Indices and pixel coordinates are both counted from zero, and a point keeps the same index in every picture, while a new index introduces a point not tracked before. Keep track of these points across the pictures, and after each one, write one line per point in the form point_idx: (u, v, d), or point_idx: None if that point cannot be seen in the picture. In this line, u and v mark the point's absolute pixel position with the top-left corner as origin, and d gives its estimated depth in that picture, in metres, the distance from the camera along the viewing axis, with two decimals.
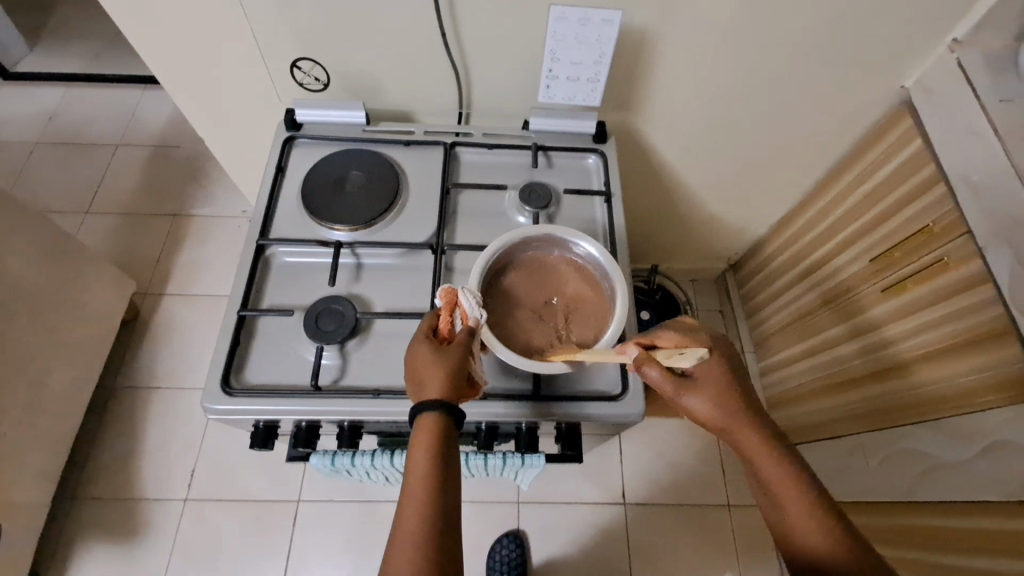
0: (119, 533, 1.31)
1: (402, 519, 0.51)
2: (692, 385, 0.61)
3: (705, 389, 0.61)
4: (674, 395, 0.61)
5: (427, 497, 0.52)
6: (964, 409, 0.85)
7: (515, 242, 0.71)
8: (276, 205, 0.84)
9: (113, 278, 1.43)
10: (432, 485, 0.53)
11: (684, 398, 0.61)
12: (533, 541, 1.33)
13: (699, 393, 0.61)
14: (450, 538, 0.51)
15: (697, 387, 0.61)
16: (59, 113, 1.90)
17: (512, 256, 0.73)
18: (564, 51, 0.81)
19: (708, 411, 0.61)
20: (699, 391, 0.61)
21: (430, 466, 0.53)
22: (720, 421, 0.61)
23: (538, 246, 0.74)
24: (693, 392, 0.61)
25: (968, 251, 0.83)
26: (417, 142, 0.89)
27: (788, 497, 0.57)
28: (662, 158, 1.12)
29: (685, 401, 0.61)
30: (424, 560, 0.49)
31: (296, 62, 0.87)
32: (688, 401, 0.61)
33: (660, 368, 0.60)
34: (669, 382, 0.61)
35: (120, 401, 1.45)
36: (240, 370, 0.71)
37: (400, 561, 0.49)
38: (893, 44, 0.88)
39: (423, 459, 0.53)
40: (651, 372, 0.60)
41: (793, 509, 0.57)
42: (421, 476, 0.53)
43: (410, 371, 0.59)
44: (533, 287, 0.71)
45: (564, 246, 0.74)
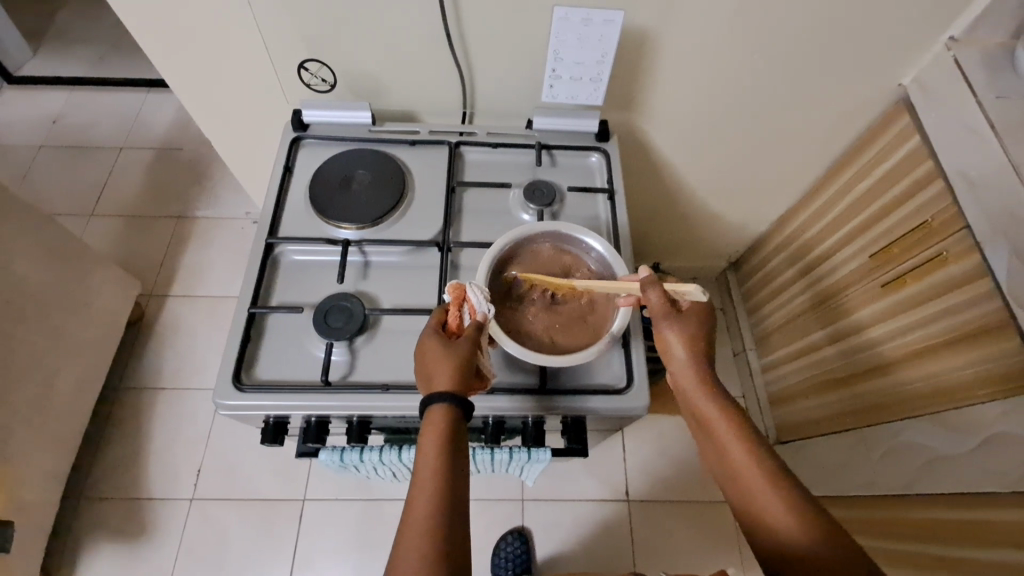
0: (126, 532, 1.32)
1: (412, 509, 0.52)
2: (676, 322, 0.65)
3: (686, 329, 0.65)
4: (657, 326, 0.66)
5: (437, 489, 0.53)
6: (965, 402, 0.86)
7: (527, 236, 0.73)
8: (284, 204, 0.85)
9: (119, 279, 1.44)
10: (440, 475, 0.54)
11: (665, 328, 0.65)
12: (537, 537, 1.34)
13: (679, 330, 0.65)
14: (459, 529, 0.52)
15: (680, 323, 0.65)
16: (63, 116, 1.91)
17: (519, 251, 0.74)
18: (568, 51, 0.83)
19: (682, 351, 0.64)
20: (680, 331, 0.65)
21: (440, 458, 0.54)
22: (689, 367, 0.64)
23: (549, 241, 0.75)
24: (675, 327, 0.65)
25: (967, 245, 0.84)
26: (422, 141, 0.91)
27: (736, 449, 0.59)
28: (662, 156, 1.13)
29: (665, 331, 0.65)
30: (436, 549, 0.50)
31: (303, 64, 0.88)
32: (670, 335, 0.65)
33: (662, 292, 0.65)
34: (660, 309, 0.65)
35: (126, 402, 1.46)
36: (251, 366, 0.72)
37: (411, 550, 0.50)
38: (891, 42, 0.89)
39: (432, 449, 0.54)
40: (654, 295, 0.66)
41: (740, 460, 0.58)
42: (431, 467, 0.54)
43: (420, 365, 0.60)
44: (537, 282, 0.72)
45: (575, 244, 0.75)
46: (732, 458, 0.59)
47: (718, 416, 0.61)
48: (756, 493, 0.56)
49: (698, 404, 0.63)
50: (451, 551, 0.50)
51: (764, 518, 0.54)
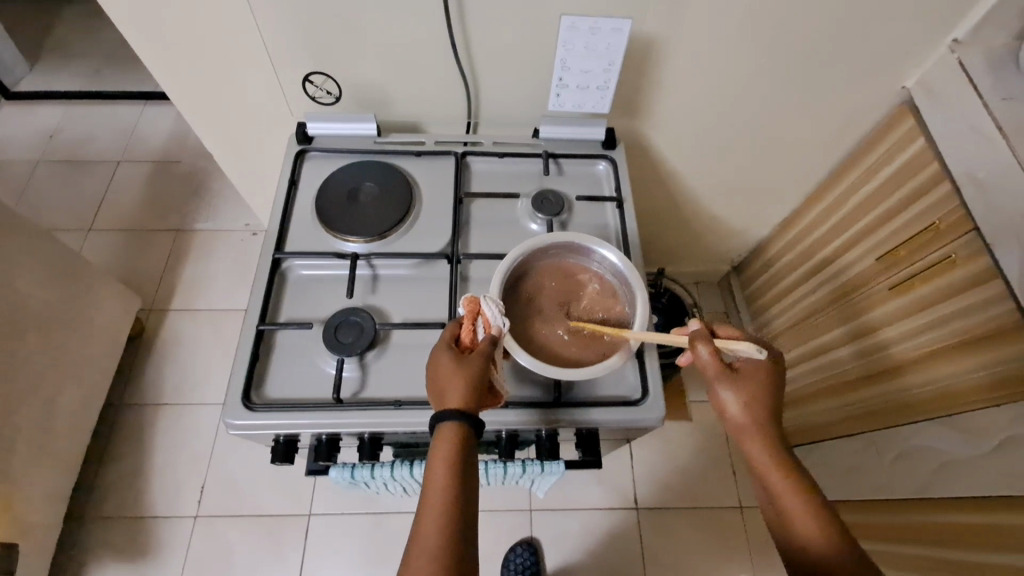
0: (130, 551, 1.30)
1: (422, 522, 0.51)
2: (734, 378, 0.63)
3: (745, 386, 0.63)
4: (714, 382, 0.64)
5: (445, 511, 0.51)
6: (976, 404, 0.85)
7: (595, 251, 0.73)
8: (290, 219, 0.84)
9: (119, 294, 1.43)
10: (453, 479, 0.53)
11: (720, 389, 0.64)
12: (547, 548, 1.32)
13: (737, 388, 0.63)
14: (468, 551, 0.51)
15: (738, 382, 0.63)
16: (59, 130, 1.90)
17: (555, 255, 0.74)
18: (574, 60, 0.82)
19: (740, 408, 0.63)
20: (738, 386, 0.63)
21: (453, 455, 0.54)
22: (744, 421, 0.63)
23: (612, 275, 0.73)
24: (732, 385, 0.63)
25: (975, 247, 0.84)
26: (428, 152, 0.90)
27: (790, 498, 0.58)
28: (667, 162, 1.13)
29: (723, 392, 0.63)
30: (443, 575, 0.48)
31: (308, 77, 0.87)
32: (725, 394, 0.63)
33: (713, 348, 0.63)
34: (717, 368, 0.63)
35: (127, 418, 1.44)
36: (260, 384, 0.71)
37: (424, 551, 0.49)
38: (894, 47, 0.90)
39: (447, 450, 0.54)
40: (703, 351, 0.63)
41: (795, 509, 0.57)
42: (442, 486, 0.52)
43: (431, 379, 0.59)
44: (565, 291, 0.72)
45: (625, 294, 0.72)
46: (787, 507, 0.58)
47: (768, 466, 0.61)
48: (810, 543, 0.55)
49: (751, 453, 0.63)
50: (458, 573, 0.49)
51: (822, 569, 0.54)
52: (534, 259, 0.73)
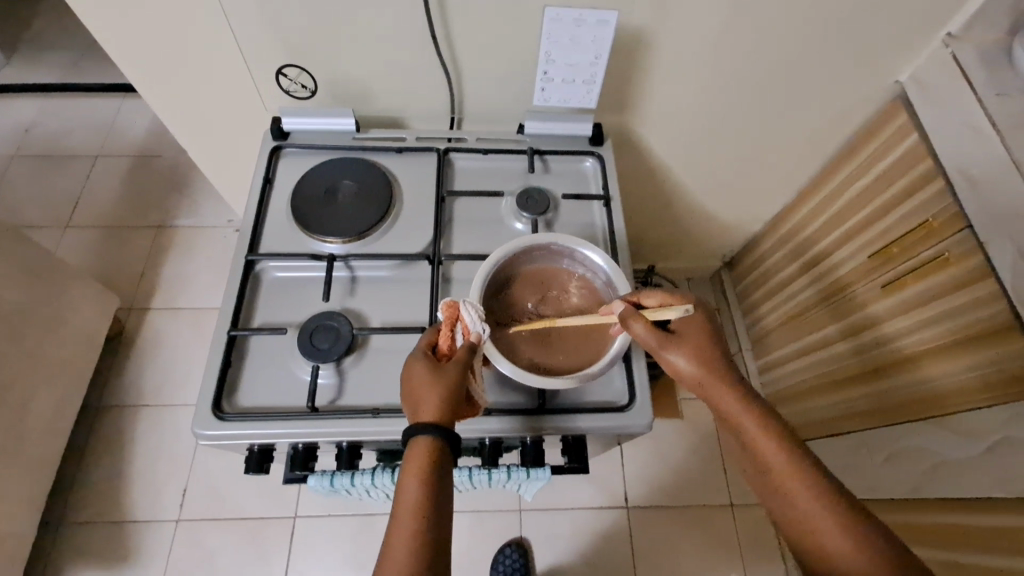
0: (109, 557, 1.27)
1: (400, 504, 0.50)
2: (675, 341, 0.61)
3: (689, 345, 0.61)
4: (657, 352, 0.61)
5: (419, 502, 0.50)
6: (965, 406, 0.84)
7: (602, 273, 0.70)
8: (265, 218, 0.81)
9: (96, 293, 1.39)
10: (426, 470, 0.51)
11: (668, 354, 0.61)
12: (536, 548, 1.31)
13: (684, 347, 0.60)
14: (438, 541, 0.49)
15: (681, 341, 0.61)
16: (35, 124, 1.84)
17: (563, 262, 0.72)
18: (559, 53, 0.79)
19: (694, 368, 0.60)
20: (683, 349, 0.61)
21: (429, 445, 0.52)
22: (709, 385, 0.59)
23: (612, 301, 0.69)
24: (678, 347, 0.60)
25: (968, 246, 0.81)
26: (409, 149, 0.87)
27: (783, 474, 0.54)
28: (656, 158, 1.10)
29: (670, 355, 0.60)
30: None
31: (282, 70, 0.84)
32: (672, 355, 0.60)
33: (646, 321, 0.62)
34: (654, 337, 0.61)
35: (107, 421, 1.41)
36: (232, 392, 0.68)
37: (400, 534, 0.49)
38: (886, 40, 0.87)
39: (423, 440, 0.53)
40: (637, 326, 0.62)
41: (791, 487, 0.53)
42: (417, 473, 0.51)
43: (406, 390, 0.57)
44: (552, 298, 0.70)
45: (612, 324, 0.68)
46: (780, 483, 0.54)
47: (766, 446, 0.55)
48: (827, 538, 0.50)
49: (736, 422, 0.58)
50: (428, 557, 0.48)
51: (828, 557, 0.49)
52: (546, 257, 0.72)
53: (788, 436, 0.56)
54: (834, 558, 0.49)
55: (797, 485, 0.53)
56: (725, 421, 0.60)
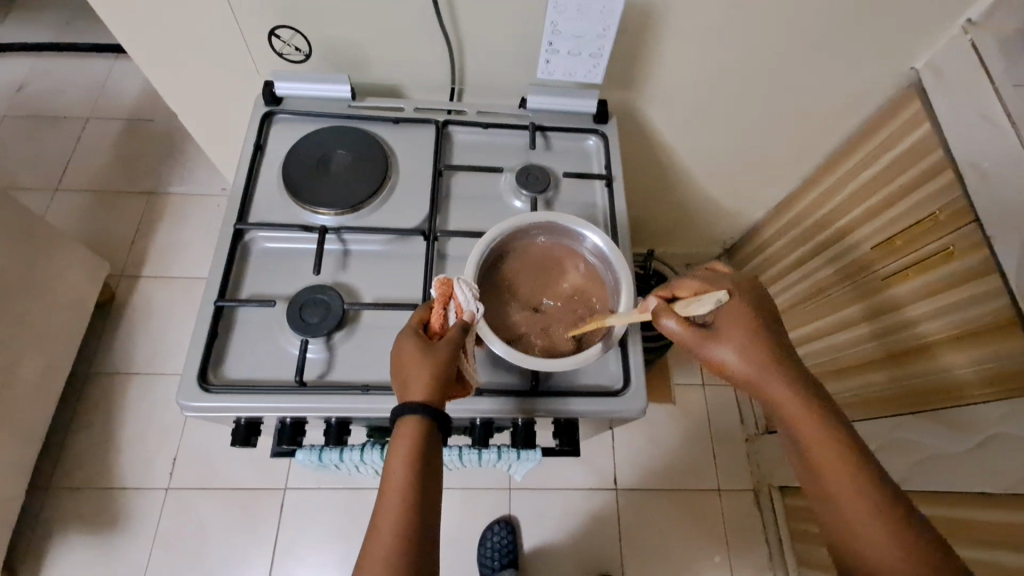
0: (98, 523, 1.27)
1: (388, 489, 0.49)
2: (719, 335, 0.57)
3: (730, 339, 0.57)
4: (701, 346, 0.58)
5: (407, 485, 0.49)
6: (959, 401, 0.84)
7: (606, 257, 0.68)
8: (255, 186, 0.79)
9: (84, 259, 1.36)
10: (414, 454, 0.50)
11: (709, 350, 0.57)
12: (524, 527, 1.32)
13: (726, 343, 0.57)
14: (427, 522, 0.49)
15: (721, 336, 0.57)
16: (23, 83, 1.79)
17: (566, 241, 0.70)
18: (565, 24, 0.76)
19: (739, 362, 0.56)
20: (728, 342, 0.57)
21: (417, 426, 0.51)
22: (756, 379, 0.56)
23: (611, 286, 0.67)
24: (720, 343, 0.57)
25: (975, 240, 0.80)
26: (407, 120, 0.84)
27: (831, 466, 0.52)
28: (660, 139, 1.08)
29: (711, 351, 0.57)
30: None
31: (274, 31, 0.80)
32: (714, 351, 0.57)
33: (680, 317, 0.57)
34: (694, 332, 0.57)
35: (96, 388, 1.40)
36: (218, 364, 0.67)
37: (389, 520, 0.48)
38: (904, 24, 0.84)
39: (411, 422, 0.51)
40: (670, 323, 0.57)
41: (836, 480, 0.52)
42: (404, 456, 0.50)
43: (395, 368, 0.55)
44: (551, 275, 0.68)
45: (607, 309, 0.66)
46: (826, 475, 0.52)
47: (817, 439, 0.53)
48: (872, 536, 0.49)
49: (787, 413, 0.56)
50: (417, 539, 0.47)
51: (867, 551, 0.49)
52: (550, 233, 0.69)
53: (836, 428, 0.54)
54: (875, 552, 0.48)
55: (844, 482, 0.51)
56: (773, 410, 0.57)
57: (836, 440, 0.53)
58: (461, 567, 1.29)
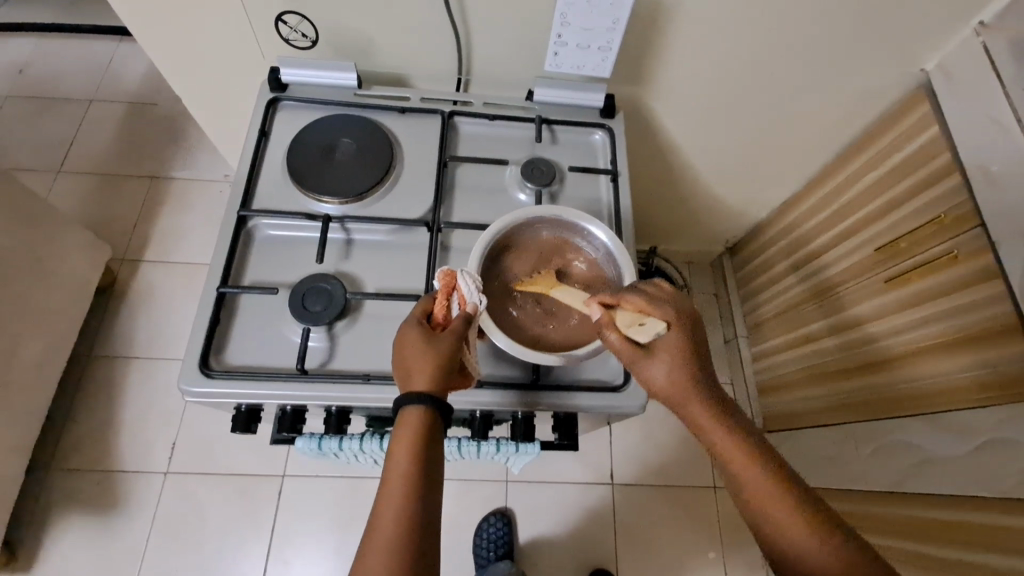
0: (97, 505, 1.28)
1: (389, 480, 0.49)
2: (652, 353, 0.55)
3: (663, 362, 0.55)
4: (633, 366, 0.56)
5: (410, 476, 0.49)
6: (954, 404, 0.84)
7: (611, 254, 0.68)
8: (259, 172, 0.78)
9: (87, 242, 1.36)
10: (417, 445, 0.50)
11: (642, 371, 0.55)
12: (520, 519, 1.33)
13: (658, 366, 0.55)
14: (429, 514, 0.49)
15: (653, 359, 0.55)
16: (27, 64, 1.78)
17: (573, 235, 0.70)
18: (575, 16, 0.75)
19: (670, 385, 0.55)
20: (659, 361, 0.55)
21: (421, 419, 0.51)
22: (686, 403, 0.55)
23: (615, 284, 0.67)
24: (652, 364, 0.55)
25: (980, 244, 0.79)
26: (413, 110, 0.84)
27: (755, 484, 0.51)
28: (666, 136, 1.07)
29: (644, 372, 0.55)
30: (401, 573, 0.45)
31: (282, 16, 0.80)
32: (647, 373, 0.55)
33: (620, 330, 0.57)
34: (629, 350, 0.56)
35: (96, 371, 1.40)
36: (220, 350, 0.67)
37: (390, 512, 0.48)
38: (916, 25, 0.84)
39: (414, 414, 0.51)
40: (614, 336, 0.57)
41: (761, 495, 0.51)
42: (408, 448, 0.50)
43: (398, 358, 0.55)
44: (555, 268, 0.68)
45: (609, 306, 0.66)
46: (750, 493, 0.52)
47: (745, 465, 0.52)
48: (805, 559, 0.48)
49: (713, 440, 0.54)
50: (419, 531, 0.48)
51: (798, 562, 0.48)
52: (557, 227, 0.69)
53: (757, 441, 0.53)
54: (804, 566, 0.48)
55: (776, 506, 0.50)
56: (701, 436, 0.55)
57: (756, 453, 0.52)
58: (457, 557, 1.30)
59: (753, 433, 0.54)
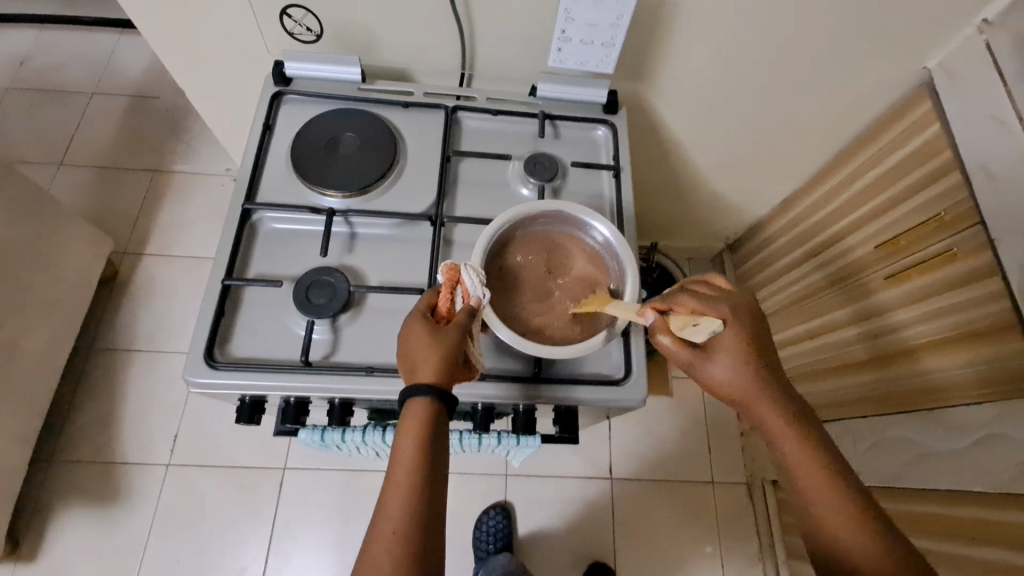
0: (99, 496, 1.29)
1: (395, 473, 0.50)
2: (717, 353, 0.57)
3: (721, 360, 0.57)
4: (695, 365, 0.58)
5: (415, 470, 0.50)
6: (953, 400, 0.85)
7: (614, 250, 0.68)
8: (263, 166, 0.79)
9: (89, 235, 1.36)
10: (421, 439, 0.50)
11: (702, 369, 0.58)
12: (520, 513, 1.34)
13: (716, 363, 0.57)
14: (434, 503, 0.50)
15: (712, 356, 0.58)
16: (28, 56, 1.77)
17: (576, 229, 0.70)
18: (579, 11, 0.75)
19: (728, 380, 0.57)
20: (718, 360, 0.57)
21: (425, 412, 0.52)
22: (743, 396, 0.57)
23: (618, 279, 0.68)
24: (710, 362, 0.57)
25: (979, 241, 0.80)
26: (416, 105, 0.84)
27: (805, 470, 0.55)
28: (668, 132, 1.07)
29: (702, 370, 0.58)
30: (406, 562, 0.46)
31: (286, 10, 0.80)
32: (706, 370, 0.58)
33: (674, 335, 0.57)
34: (688, 352, 0.57)
35: (98, 363, 1.41)
36: (225, 342, 0.67)
37: (396, 505, 0.49)
38: (918, 23, 0.84)
39: (418, 408, 0.52)
40: (666, 339, 0.58)
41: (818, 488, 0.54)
42: (412, 441, 0.50)
43: (403, 350, 0.56)
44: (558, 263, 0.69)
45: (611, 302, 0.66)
46: (800, 478, 0.55)
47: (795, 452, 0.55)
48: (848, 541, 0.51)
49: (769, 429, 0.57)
50: (426, 521, 0.48)
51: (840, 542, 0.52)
52: (560, 221, 0.70)
53: (820, 437, 0.56)
54: (847, 547, 0.51)
55: (824, 490, 0.54)
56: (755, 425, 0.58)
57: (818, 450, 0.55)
58: (456, 549, 1.31)
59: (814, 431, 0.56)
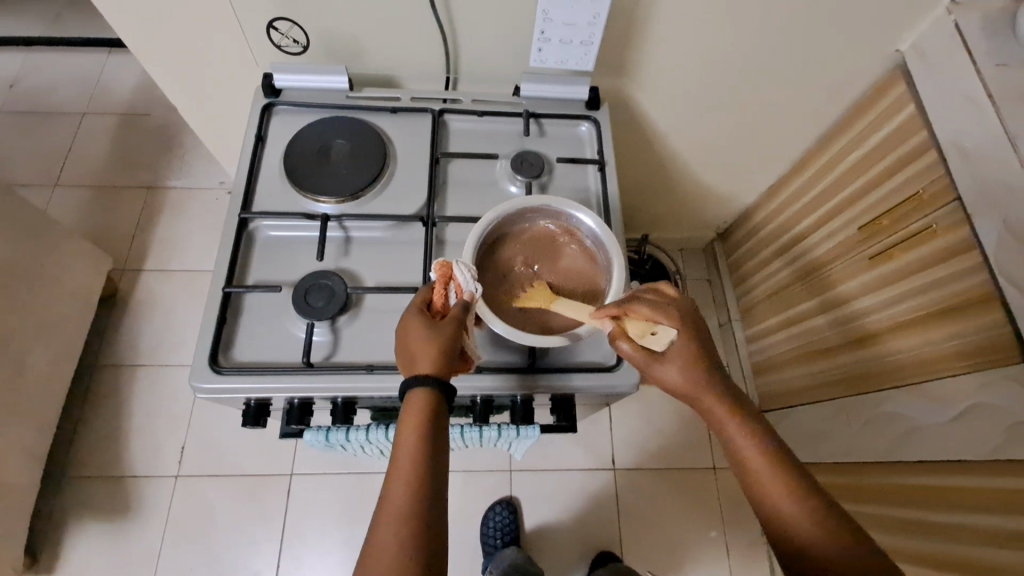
0: (111, 509, 1.31)
1: (399, 455, 0.52)
2: (667, 355, 0.58)
3: (671, 360, 0.58)
4: (646, 368, 0.59)
5: (417, 454, 0.52)
6: (939, 372, 0.87)
7: (601, 240, 0.70)
8: (257, 176, 0.81)
9: (87, 252, 1.38)
10: (421, 425, 0.53)
11: (655, 370, 0.59)
12: (525, 506, 1.36)
13: (668, 363, 0.58)
14: (437, 485, 0.52)
15: (664, 357, 0.58)
16: (19, 80, 1.79)
17: (562, 220, 0.72)
18: (557, 11, 0.77)
19: (680, 377, 0.58)
20: (667, 361, 0.58)
21: (426, 401, 0.54)
22: (695, 393, 0.58)
23: (605, 267, 0.70)
24: (663, 364, 0.58)
25: (956, 217, 0.82)
26: (404, 109, 0.86)
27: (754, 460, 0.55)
28: (651, 125, 1.10)
29: (659, 371, 0.59)
30: (412, 539, 0.49)
31: (273, 23, 0.82)
32: (658, 370, 0.58)
33: (633, 342, 0.59)
34: (642, 356, 0.59)
35: (103, 379, 1.43)
36: (228, 348, 0.69)
37: (400, 486, 0.51)
38: (888, 7, 0.86)
39: (418, 396, 0.54)
40: (624, 345, 0.59)
41: (773, 491, 0.54)
42: (413, 428, 0.53)
43: (403, 346, 0.58)
44: (546, 254, 0.71)
45: (599, 290, 0.69)
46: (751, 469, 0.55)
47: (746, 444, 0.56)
48: (797, 528, 0.52)
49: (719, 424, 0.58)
50: (428, 502, 0.51)
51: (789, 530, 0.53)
52: (545, 215, 0.72)
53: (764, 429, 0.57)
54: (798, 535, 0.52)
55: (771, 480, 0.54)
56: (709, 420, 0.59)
57: (775, 456, 0.55)
58: (465, 544, 1.33)
59: (764, 430, 0.57)
